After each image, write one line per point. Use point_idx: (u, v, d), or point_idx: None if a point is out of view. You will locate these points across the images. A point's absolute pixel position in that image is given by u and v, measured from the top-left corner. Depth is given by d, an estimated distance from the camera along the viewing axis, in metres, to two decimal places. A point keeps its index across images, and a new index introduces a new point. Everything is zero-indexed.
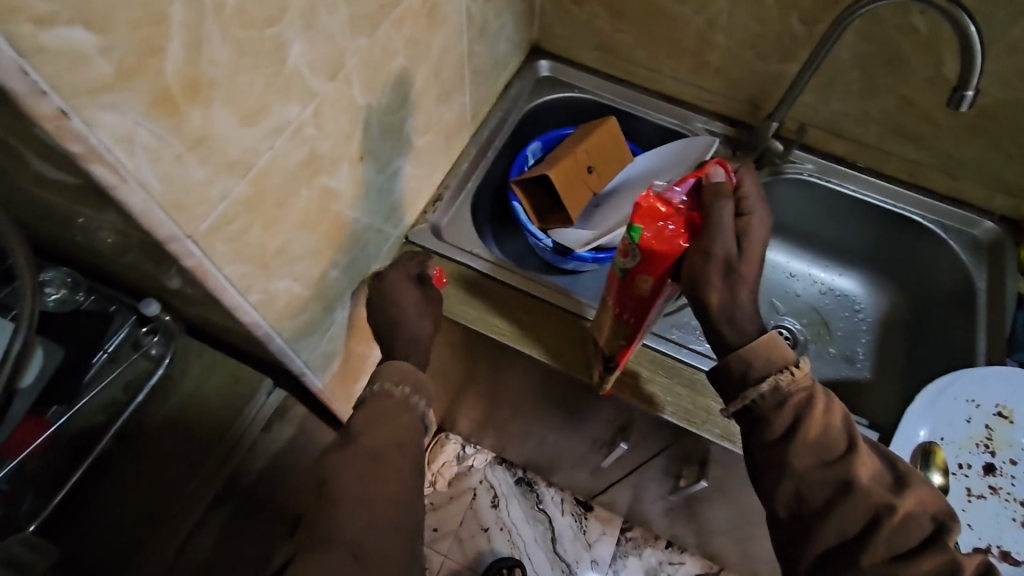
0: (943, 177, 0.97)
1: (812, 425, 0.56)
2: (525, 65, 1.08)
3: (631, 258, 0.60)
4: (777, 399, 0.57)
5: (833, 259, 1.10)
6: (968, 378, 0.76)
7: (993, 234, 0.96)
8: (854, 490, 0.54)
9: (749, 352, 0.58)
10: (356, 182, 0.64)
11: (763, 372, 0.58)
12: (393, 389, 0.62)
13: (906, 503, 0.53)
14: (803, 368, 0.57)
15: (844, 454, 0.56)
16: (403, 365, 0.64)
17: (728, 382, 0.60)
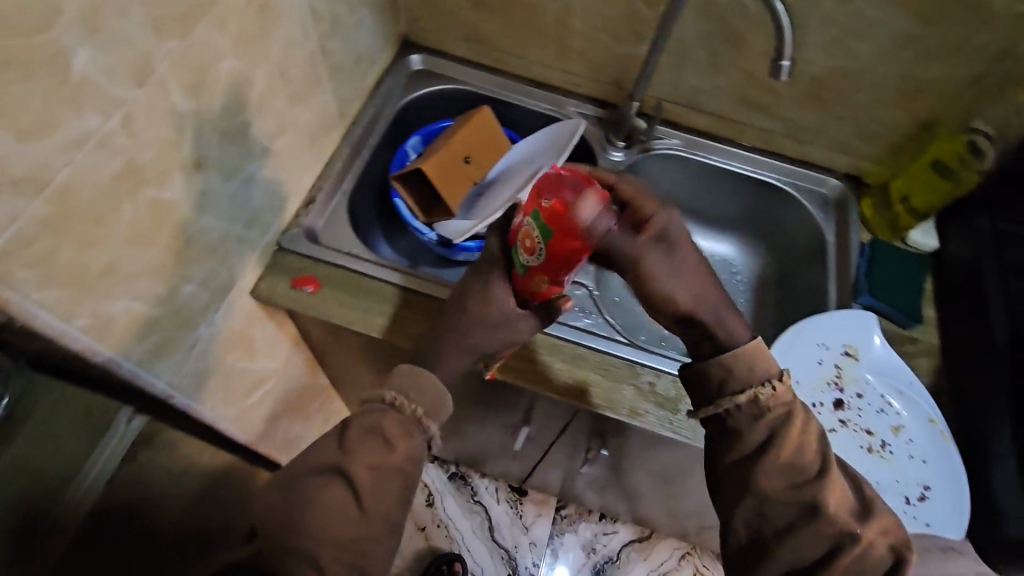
0: (793, 142, 1.05)
1: (786, 442, 0.57)
2: (396, 60, 1.07)
3: (535, 259, 0.59)
4: (754, 411, 0.59)
5: (710, 227, 1.16)
6: (818, 325, 0.84)
7: (838, 190, 1.05)
8: (818, 514, 0.55)
9: (733, 360, 0.59)
10: (200, 192, 0.62)
11: (742, 386, 0.59)
12: (408, 405, 0.61)
13: (868, 533, 0.55)
14: (786, 385, 0.59)
15: (814, 476, 0.57)
16: (428, 383, 0.62)
17: (705, 388, 0.61)
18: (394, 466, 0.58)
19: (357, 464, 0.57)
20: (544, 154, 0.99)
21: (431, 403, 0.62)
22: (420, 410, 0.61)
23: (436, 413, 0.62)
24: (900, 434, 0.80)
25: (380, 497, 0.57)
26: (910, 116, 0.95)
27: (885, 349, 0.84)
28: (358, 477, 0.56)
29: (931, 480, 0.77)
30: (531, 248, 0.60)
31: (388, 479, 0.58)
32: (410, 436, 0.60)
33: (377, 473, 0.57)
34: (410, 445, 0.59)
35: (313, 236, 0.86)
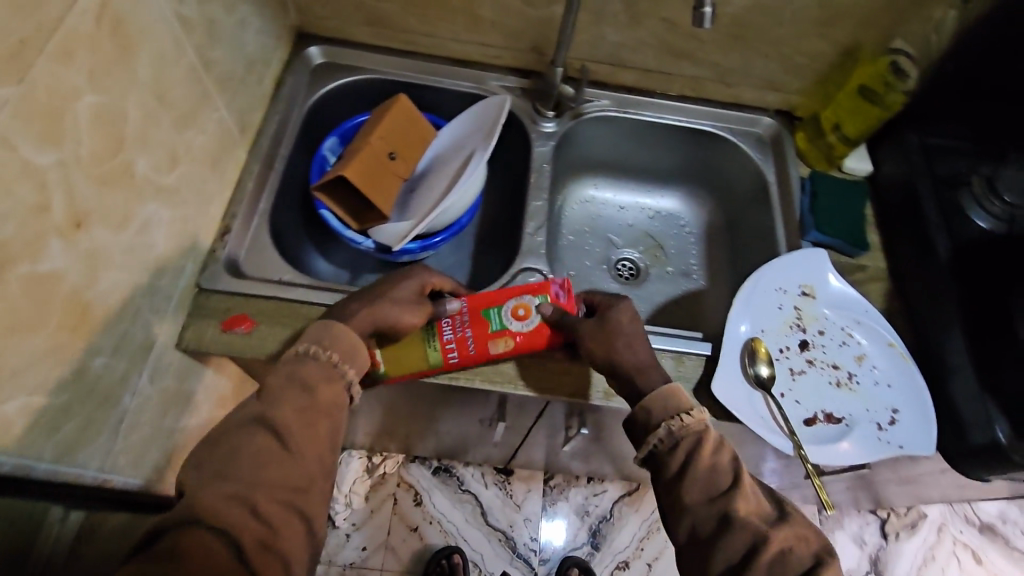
0: (721, 86, 1.02)
1: (699, 464, 0.61)
2: (293, 56, 0.97)
3: (523, 324, 0.72)
4: (672, 442, 0.64)
5: (653, 183, 1.14)
6: (774, 270, 0.85)
7: (772, 128, 1.04)
8: (734, 522, 0.58)
9: (647, 403, 0.66)
10: (88, 253, 0.54)
11: (660, 419, 0.65)
12: (323, 352, 0.62)
13: (782, 536, 0.58)
14: (697, 414, 0.64)
15: (727, 489, 0.60)
16: (346, 331, 0.64)
17: (635, 427, 0.67)
18: (319, 409, 0.59)
19: (284, 409, 0.57)
20: (474, 138, 0.94)
21: (346, 348, 0.63)
22: (336, 356, 0.62)
23: (354, 360, 0.63)
24: (864, 363, 0.82)
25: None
26: (832, 44, 0.94)
27: (840, 283, 0.86)
28: (284, 422, 0.57)
29: (898, 402, 0.79)
30: (519, 317, 0.72)
31: (314, 420, 0.59)
32: (330, 384, 0.61)
33: (301, 414, 0.58)
34: (330, 392, 0.60)
35: (236, 269, 0.78)
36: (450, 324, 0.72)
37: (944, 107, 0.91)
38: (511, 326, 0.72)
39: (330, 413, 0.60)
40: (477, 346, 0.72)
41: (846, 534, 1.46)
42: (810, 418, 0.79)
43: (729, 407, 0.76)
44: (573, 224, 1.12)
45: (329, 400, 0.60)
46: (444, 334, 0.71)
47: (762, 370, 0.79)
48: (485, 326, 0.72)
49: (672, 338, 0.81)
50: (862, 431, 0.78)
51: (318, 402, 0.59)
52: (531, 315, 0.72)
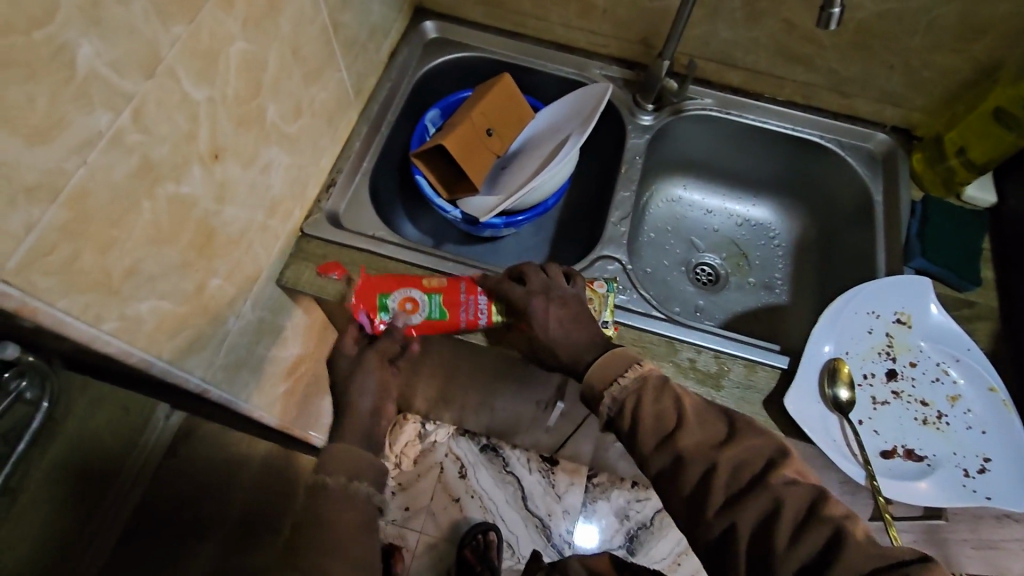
0: (835, 95, 0.98)
1: (646, 412, 0.59)
2: (410, 28, 1.01)
3: (406, 296, 0.75)
4: (619, 406, 0.61)
5: (746, 191, 1.11)
6: (871, 292, 0.80)
7: (886, 145, 0.98)
8: (687, 456, 0.55)
9: (589, 375, 0.64)
10: (219, 183, 0.60)
11: (602, 388, 0.62)
12: (333, 479, 0.59)
13: (732, 454, 0.55)
14: (633, 370, 0.61)
15: (672, 430, 0.57)
16: (338, 450, 0.61)
17: (590, 403, 0.64)
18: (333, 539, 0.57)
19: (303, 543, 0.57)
20: (570, 123, 0.95)
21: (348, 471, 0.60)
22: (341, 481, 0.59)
23: (365, 473, 0.60)
24: (956, 404, 0.77)
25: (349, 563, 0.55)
26: (972, 61, 0.87)
27: (941, 316, 0.80)
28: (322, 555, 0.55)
29: (992, 452, 0.73)
30: (404, 309, 0.75)
31: (348, 545, 0.56)
32: (352, 506, 0.58)
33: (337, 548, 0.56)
34: (356, 513, 0.58)
35: (336, 220, 0.84)
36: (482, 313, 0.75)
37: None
38: (417, 293, 0.75)
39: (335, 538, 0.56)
40: (446, 292, 0.75)
41: None
42: (887, 451, 0.75)
43: (800, 423, 0.73)
44: (657, 223, 1.12)
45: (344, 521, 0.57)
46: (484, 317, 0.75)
47: (842, 392, 0.75)
48: (442, 293, 0.75)
49: (746, 345, 0.79)
50: (944, 474, 0.73)
51: (337, 533, 0.56)
52: (399, 316, 0.74)
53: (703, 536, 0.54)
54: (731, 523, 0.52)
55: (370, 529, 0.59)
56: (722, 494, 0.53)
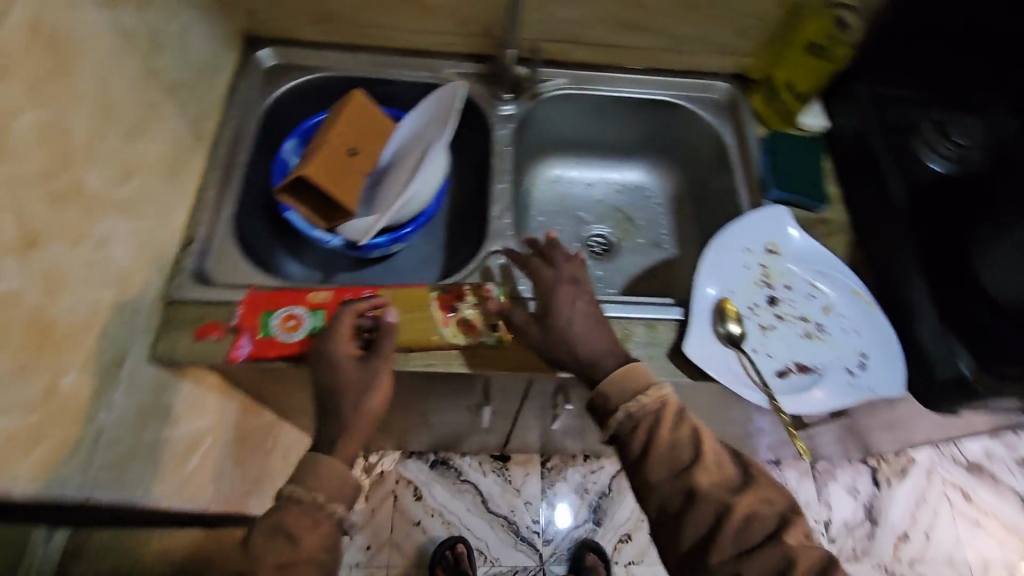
0: (674, 55, 1.03)
1: (659, 441, 0.62)
2: (243, 60, 0.95)
3: (289, 314, 0.73)
4: (632, 425, 0.64)
5: (619, 158, 1.16)
6: (740, 230, 0.87)
7: (729, 93, 1.05)
8: (698, 498, 0.59)
9: (602, 387, 0.66)
10: (43, 273, 0.53)
11: (618, 402, 0.65)
12: (307, 495, 0.59)
13: (746, 503, 0.58)
14: (652, 394, 0.64)
15: (688, 464, 0.60)
16: (330, 462, 0.61)
17: (600, 413, 0.66)
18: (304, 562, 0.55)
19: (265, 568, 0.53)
20: (434, 127, 0.93)
21: (336, 489, 0.60)
22: (323, 497, 0.59)
23: (343, 496, 0.60)
24: (831, 313, 0.84)
25: None
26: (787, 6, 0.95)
27: (803, 239, 0.88)
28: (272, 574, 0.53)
29: (868, 348, 0.81)
30: (285, 328, 0.72)
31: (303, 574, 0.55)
32: (318, 528, 0.58)
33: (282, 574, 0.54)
34: (318, 537, 0.57)
35: (205, 278, 0.78)
36: (368, 327, 0.73)
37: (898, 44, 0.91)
38: (301, 309, 0.73)
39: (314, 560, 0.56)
40: (330, 306, 0.73)
41: (841, 485, 1.62)
42: (782, 370, 0.81)
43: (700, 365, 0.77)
44: (541, 206, 1.14)
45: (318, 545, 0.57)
46: (369, 331, 0.72)
47: (733, 328, 0.80)
48: (325, 310, 0.73)
49: (644, 306, 0.83)
50: (833, 378, 0.80)
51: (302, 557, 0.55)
52: (280, 334, 0.72)
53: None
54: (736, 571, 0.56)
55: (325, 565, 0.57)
56: (732, 548, 0.56)
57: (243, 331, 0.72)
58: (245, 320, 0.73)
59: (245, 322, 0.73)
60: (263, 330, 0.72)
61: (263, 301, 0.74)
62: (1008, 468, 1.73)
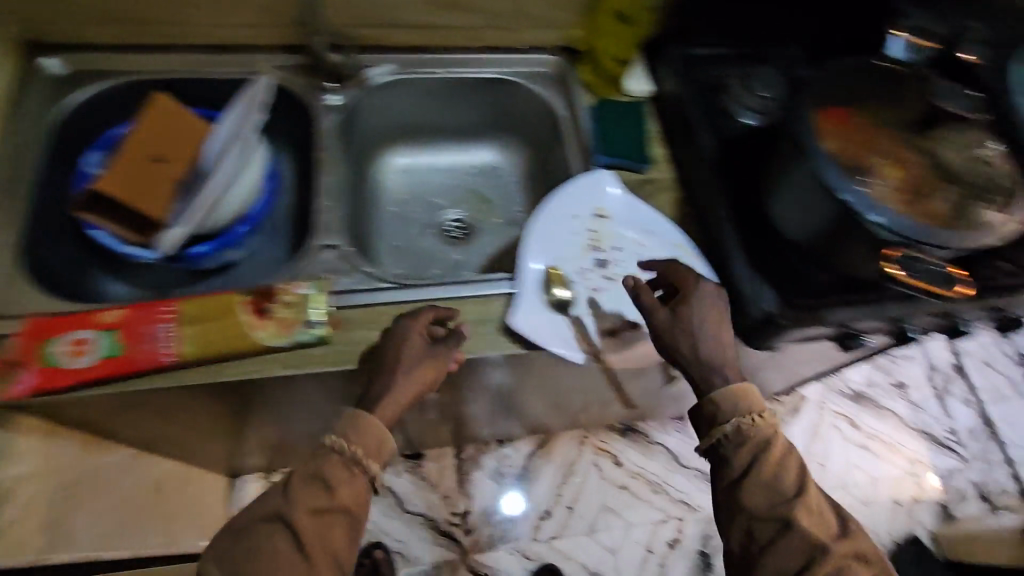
0: (499, 32, 1.02)
1: (762, 472, 0.76)
2: (24, 73, 0.87)
3: (75, 338, 0.70)
4: (738, 439, 0.78)
5: (468, 140, 1.14)
6: (565, 200, 0.90)
7: (559, 65, 1.06)
8: (795, 530, 0.73)
9: (715, 394, 0.78)
10: None
11: (730, 413, 0.78)
12: (348, 449, 0.71)
13: (840, 557, 0.72)
14: (767, 416, 0.78)
15: (789, 499, 0.75)
16: (369, 424, 0.72)
17: (704, 420, 0.80)
18: (336, 509, 0.69)
19: (300, 511, 0.68)
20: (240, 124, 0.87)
21: (373, 448, 0.72)
22: (360, 453, 0.71)
23: (379, 455, 0.72)
24: (658, 269, 0.87)
25: (321, 542, 0.68)
26: None
27: (628, 201, 0.92)
28: (301, 525, 0.67)
29: None
30: (70, 354, 0.69)
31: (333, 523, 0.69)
32: (352, 482, 0.71)
33: (317, 515, 0.68)
34: (351, 489, 0.70)
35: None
36: (165, 340, 0.71)
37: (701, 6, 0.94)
38: (89, 331, 0.71)
39: (342, 510, 0.70)
40: (121, 323, 0.71)
41: None
42: (613, 328, 0.84)
43: (528, 335, 0.79)
44: (392, 195, 1.11)
45: (349, 499, 0.70)
46: (165, 344, 0.70)
47: (560, 294, 0.83)
48: (117, 329, 0.71)
49: (478, 284, 0.83)
50: (659, 330, 0.84)
51: (337, 504, 0.69)
52: (66, 360, 0.69)
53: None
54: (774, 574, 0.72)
55: (356, 510, 0.71)
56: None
57: (26, 363, 0.69)
58: (27, 350, 0.69)
59: (27, 353, 0.69)
60: (47, 358, 0.69)
61: (45, 328, 0.71)
62: (888, 395, 1.99)
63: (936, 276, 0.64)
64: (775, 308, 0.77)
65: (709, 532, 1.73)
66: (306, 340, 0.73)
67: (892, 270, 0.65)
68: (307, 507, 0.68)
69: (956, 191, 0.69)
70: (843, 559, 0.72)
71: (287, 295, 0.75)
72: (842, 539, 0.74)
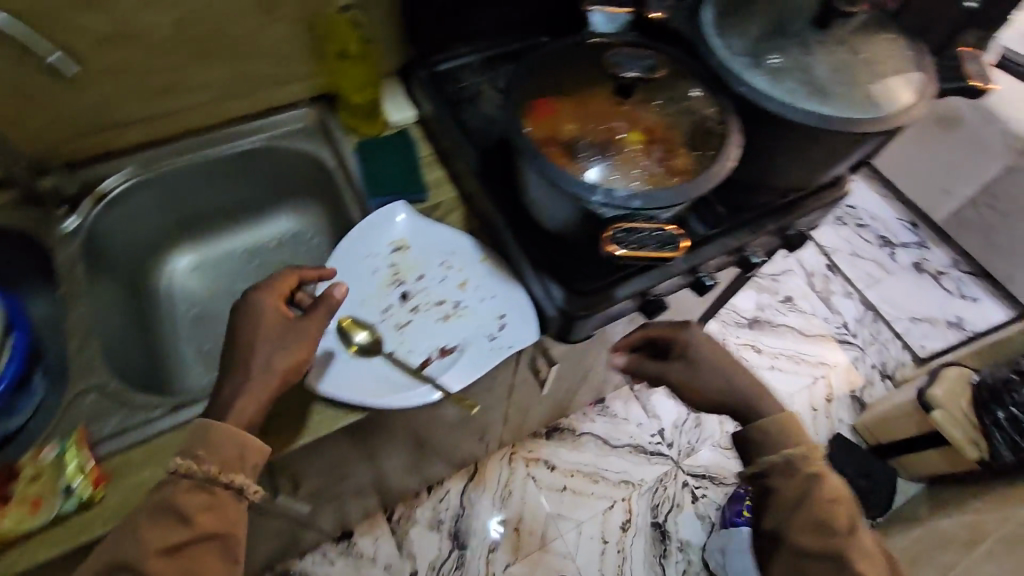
0: (239, 102, 0.98)
1: (813, 500, 0.75)
2: None
3: None
4: (787, 471, 0.78)
5: (258, 215, 1.08)
6: (357, 239, 0.86)
7: (316, 117, 1.02)
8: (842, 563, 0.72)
9: (765, 422, 0.80)
10: None
11: (778, 447, 0.79)
12: (202, 467, 0.62)
13: None
14: (814, 448, 0.79)
15: (843, 535, 0.73)
16: (224, 432, 0.63)
17: (750, 447, 0.82)
18: (199, 537, 0.61)
19: (150, 554, 0.59)
20: None
21: (232, 458, 0.63)
22: (215, 469, 0.62)
23: (239, 465, 0.64)
24: (467, 288, 0.84)
25: (191, 571, 0.61)
26: (310, 20, 0.93)
27: (423, 227, 0.88)
28: (153, 567, 0.58)
29: (499, 309, 0.82)
30: None
31: (196, 560, 0.61)
32: (215, 506, 0.63)
33: (176, 553, 0.60)
34: (215, 515, 0.62)
35: None
36: None
37: (419, 22, 0.93)
38: None
39: (207, 538, 0.62)
40: None
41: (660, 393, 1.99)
42: (424, 361, 0.80)
43: (336, 395, 0.74)
44: (199, 287, 1.05)
45: (216, 523, 0.62)
46: None
47: (360, 339, 0.79)
48: None
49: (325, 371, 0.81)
50: (472, 351, 0.80)
51: (197, 528, 0.61)
52: None
53: None
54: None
55: (230, 528, 0.64)
56: None
57: None
58: None
59: None
60: None
61: None
62: (779, 310, 2.21)
63: (656, 240, 0.63)
64: (563, 303, 0.77)
65: (656, 501, 1.74)
66: (64, 510, 0.64)
67: (615, 246, 0.62)
68: (156, 546, 0.59)
69: (662, 154, 0.70)
70: None
71: (30, 469, 0.66)
72: (891, 574, 0.73)
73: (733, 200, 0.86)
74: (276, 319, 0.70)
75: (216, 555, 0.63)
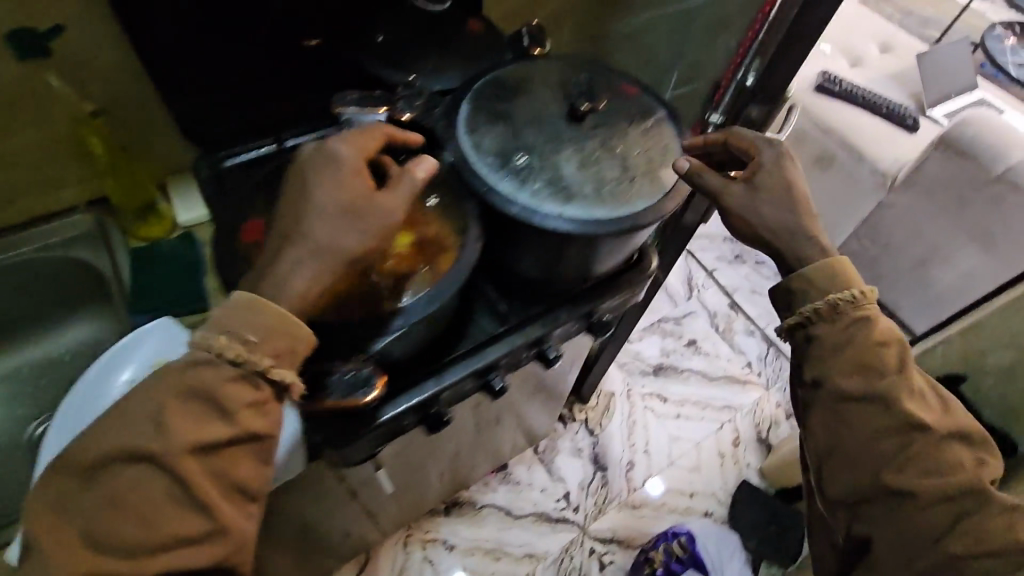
0: (14, 210, 1.02)
1: (857, 339, 0.74)
2: None
3: None
4: (830, 310, 0.75)
5: (58, 320, 1.18)
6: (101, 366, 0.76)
7: (94, 220, 1.07)
8: (917, 429, 0.71)
9: (813, 269, 0.76)
10: None
11: (836, 290, 0.75)
12: (241, 342, 0.58)
13: (956, 488, 0.70)
14: (869, 294, 0.75)
15: (886, 375, 0.73)
16: (270, 315, 0.58)
17: (799, 301, 0.77)
18: (226, 445, 0.58)
19: (176, 450, 0.55)
20: None
21: (283, 345, 0.59)
22: (267, 360, 0.58)
23: (291, 353, 0.60)
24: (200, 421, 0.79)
25: (214, 472, 0.58)
26: (63, 127, 0.95)
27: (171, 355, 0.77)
28: (180, 467, 0.55)
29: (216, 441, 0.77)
30: None
31: (231, 455, 0.59)
32: (262, 394, 0.60)
33: (200, 449, 0.57)
34: (259, 422, 0.59)
35: None
36: None
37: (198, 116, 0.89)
38: None
39: (251, 437, 0.59)
40: None
41: (566, 451, 1.93)
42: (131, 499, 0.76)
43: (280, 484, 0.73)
44: (15, 420, 1.19)
45: (256, 424, 0.59)
46: None
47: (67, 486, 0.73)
48: None
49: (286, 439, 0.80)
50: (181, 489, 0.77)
51: (188, 474, 0.56)
52: None
53: (848, 533, 0.75)
54: (904, 515, 0.70)
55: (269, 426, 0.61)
56: (905, 533, 0.70)
57: None
58: None
59: None
60: None
61: None
62: (683, 355, 2.19)
63: (350, 384, 0.64)
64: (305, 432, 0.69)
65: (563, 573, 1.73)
66: None
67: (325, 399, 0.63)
68: (184, 441, 0.56)
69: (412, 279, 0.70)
70: (932, 444, 0.71)
71: None
72: (946, 421, 0.73)
73: (525, 296, 0.83)
74: (360, 171, 0.64)
75: (252, 454, 0.61)
